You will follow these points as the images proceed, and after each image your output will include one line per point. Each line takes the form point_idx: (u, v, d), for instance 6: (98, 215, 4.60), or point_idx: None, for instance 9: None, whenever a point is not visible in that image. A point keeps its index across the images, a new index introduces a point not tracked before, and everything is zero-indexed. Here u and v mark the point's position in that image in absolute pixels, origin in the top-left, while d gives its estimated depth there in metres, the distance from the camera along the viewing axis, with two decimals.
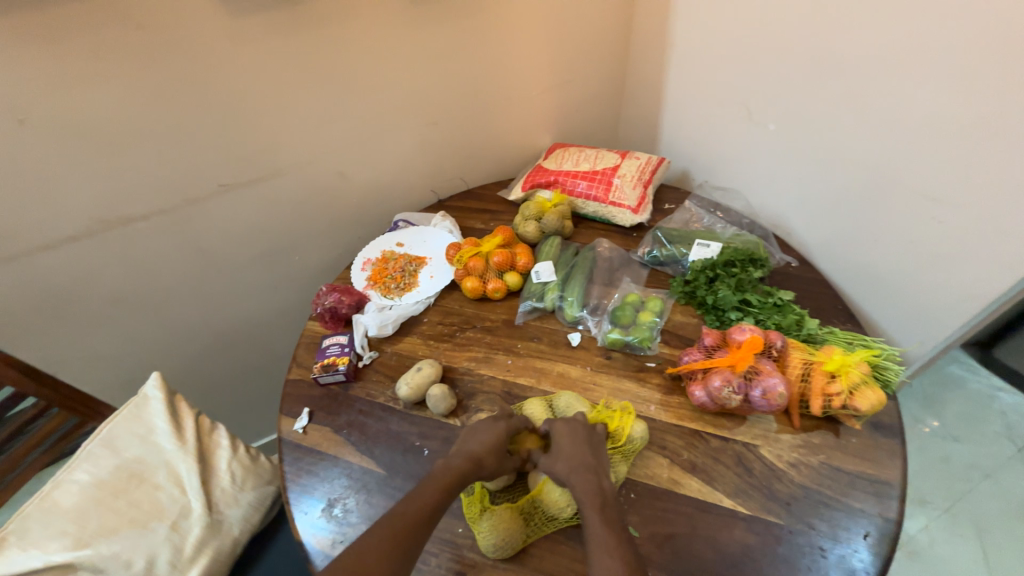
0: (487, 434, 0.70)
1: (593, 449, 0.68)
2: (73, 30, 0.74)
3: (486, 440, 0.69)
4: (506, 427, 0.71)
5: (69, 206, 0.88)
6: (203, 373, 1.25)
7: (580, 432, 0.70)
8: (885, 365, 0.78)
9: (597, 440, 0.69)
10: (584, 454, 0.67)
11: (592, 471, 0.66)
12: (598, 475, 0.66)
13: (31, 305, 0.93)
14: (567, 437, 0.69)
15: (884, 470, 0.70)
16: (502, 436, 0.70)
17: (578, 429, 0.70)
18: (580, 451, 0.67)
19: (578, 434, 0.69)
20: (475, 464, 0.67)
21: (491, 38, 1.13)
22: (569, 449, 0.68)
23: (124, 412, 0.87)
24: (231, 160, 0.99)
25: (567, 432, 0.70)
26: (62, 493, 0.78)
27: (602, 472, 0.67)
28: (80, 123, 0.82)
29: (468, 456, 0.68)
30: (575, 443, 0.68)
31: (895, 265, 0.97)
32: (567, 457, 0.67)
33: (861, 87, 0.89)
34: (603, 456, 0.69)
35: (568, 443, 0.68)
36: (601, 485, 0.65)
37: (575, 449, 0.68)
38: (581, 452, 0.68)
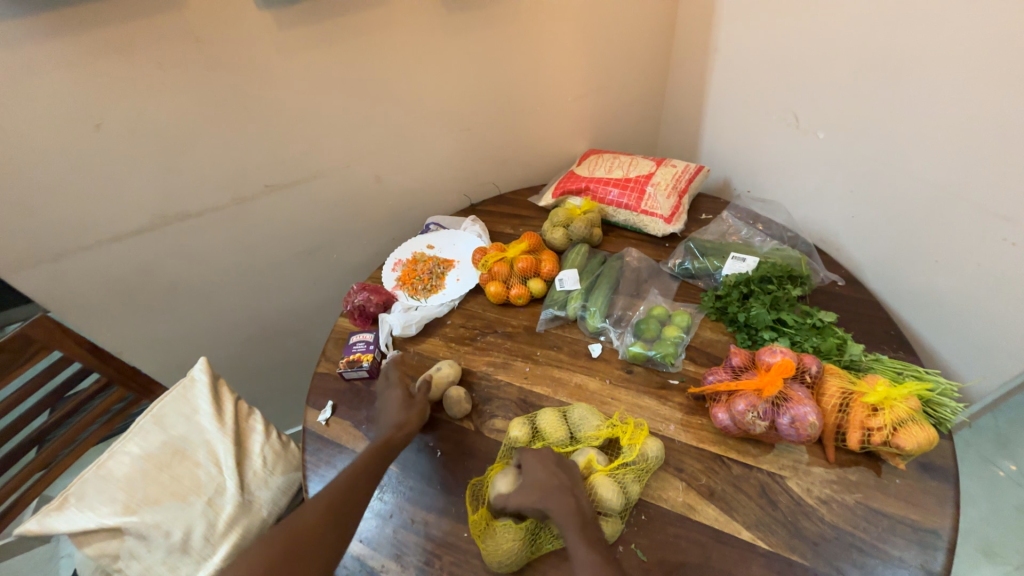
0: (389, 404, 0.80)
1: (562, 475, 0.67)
2: (143, 44, 0.82)
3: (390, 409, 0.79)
4: (394, 390, 0.82)
5: (136, 202, 0.97)
6: (245, 360, 1.34)
7: (550, 458, 0.69)
8: (938, 401, 0.70)
9: (567, 461, 0.69)
10: (558, 479, 0.66)
11: (566, 494, 0.64)
12: (575, 497, 0.64)
13: (100, 290, 1.03)
14: (534, 463, 0.68)
15: (931, 517, 0.63)
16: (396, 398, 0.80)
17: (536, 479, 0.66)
18: (551, 477, 0.66)
19: (551, 463, 0.68)
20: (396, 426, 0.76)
21: (526, 45, 1.14)
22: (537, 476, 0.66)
23: (174, 392, 0.94)
24: (276, 162, 1.05)
25: (535, 458, 0.69)
26: (115, 462, 0.84)
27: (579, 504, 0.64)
28: (147, 126, 0.90)
29: (398, 428, 0.76)
30: (546, 470, 0.67)
31: (960, 290, 0.87)
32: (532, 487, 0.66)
33: (923, 93, 0.81)
34: (576, 474, 0.67)
35: (536, 469, 0.67)
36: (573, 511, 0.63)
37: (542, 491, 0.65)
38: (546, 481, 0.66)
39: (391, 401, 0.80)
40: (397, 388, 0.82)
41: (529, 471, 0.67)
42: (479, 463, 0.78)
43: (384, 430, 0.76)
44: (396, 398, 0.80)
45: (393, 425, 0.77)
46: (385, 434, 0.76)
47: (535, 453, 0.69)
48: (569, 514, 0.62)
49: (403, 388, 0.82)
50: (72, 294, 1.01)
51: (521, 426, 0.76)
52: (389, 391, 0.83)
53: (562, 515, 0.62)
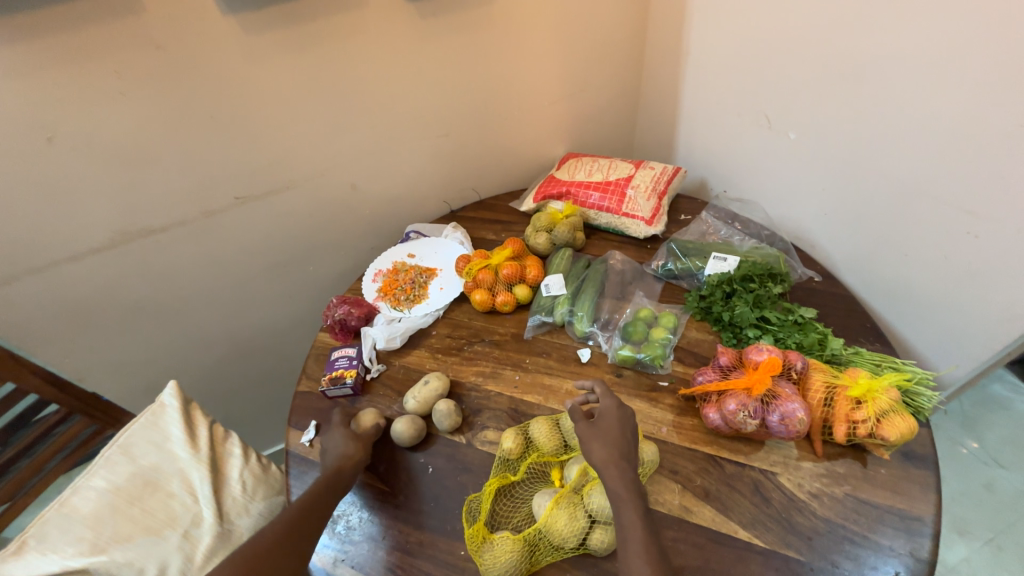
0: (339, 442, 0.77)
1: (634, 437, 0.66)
2: (97, 51, 0.77)
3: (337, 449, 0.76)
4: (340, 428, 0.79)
5: (92, 218, 0.91)
6: (218, 381, 1.27)
7: (626, 416, 0.67)
8: (916, 390, 0.73)
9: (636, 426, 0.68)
10: (626, 440, 0.65)
11: (628, 457, 0.63)
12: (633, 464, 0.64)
13: (56, 314, 0.96)
14: (612, 417, 0.67)
15: (916, 505, 0.65)
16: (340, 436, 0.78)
17: (613, 433, 0.65)
18: (622, 435, 0.65)
19: (625, 422, 0.67)
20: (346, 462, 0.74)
21: (502, 49, 1.13)
22: (613, 433, 0.65)
23: (142, 420, 0.88)
24: (247, 173, 1.00)
25: (615, 413, 0.67)
26: (79, 499, 0.78)
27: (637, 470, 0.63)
28: (103, 139, 0.85)
29: (346, 458, 0.75)
30: (619, 427, 0.66)
31: (927, 282, 0.91)
32: (607, 441, 0.64)
33: (887, 93, 0.85)
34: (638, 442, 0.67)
35: (613, 424, 0.66)
36: (633, 474, 0.62)
37: (615, 443, 0.64)
38: (622, 438, 0.65)
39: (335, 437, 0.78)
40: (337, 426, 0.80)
41: (604, 425, 0.66)
42: (472, 477, 0.76)
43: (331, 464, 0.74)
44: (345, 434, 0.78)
45: (340, 456, 0.75)
46: (332, 466, 0.73)
47: (619, 408, 0.68)
48: (626, 476, 0.62)
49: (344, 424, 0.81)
50: (25, 320, 0.94)
51: (512, 437, 0.75)
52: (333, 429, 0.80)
53: (618, 477, 0.61)
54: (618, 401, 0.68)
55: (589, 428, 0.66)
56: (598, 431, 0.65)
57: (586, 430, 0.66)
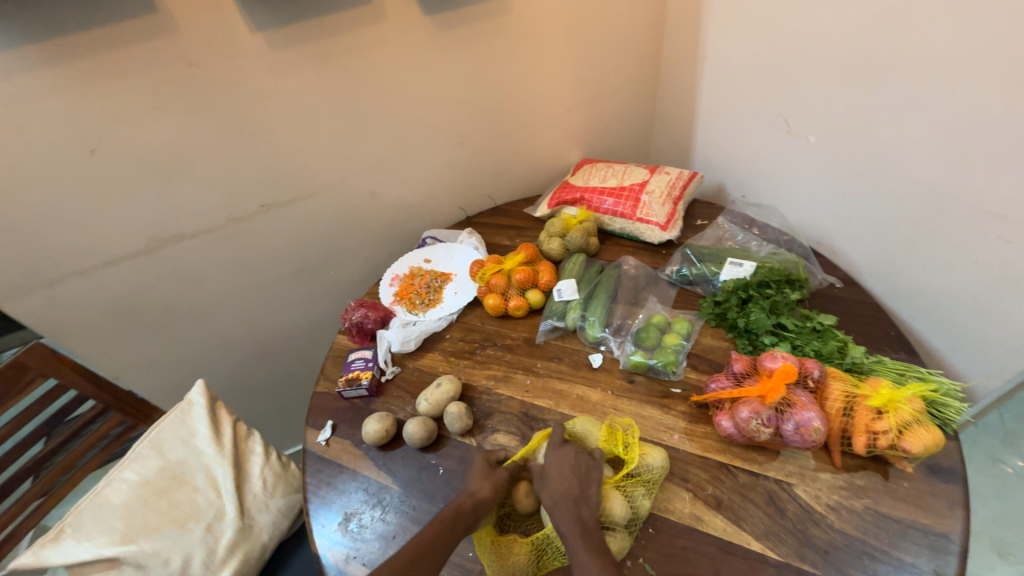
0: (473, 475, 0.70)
1: (580, 475, 0.66)
2: (138, 70, 0.83)
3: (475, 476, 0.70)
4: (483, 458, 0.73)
5: (129, 225, 0.96)
6: (243, 381, 1.32)
7: (572, 461, 0.68)
8: (943, 401, 0.70)
9: (588, 467, 0.67)
10: (567, 482, 0.66)
11: (575, 502, 0.64)
12: (585, 506, 0.64)
13: (96, 314, 1.02)
14: (554, 464, 0.68)
15: (942, 520, 0.63)
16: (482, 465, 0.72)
17: (554, 472, 0.67)
18: (565, 480, 0.66)
19: (573, 465, 0.68)
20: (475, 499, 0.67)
21: (517, 57, 1.15)
22: (553, 477, 0.66)
23: (171, 416, 0.92)
24: (272, 181, 1.05)
25: (553, 457, 0.69)
26: (112, 491, 0.82)
27: (586, 503, 0.64)
28: (140, 150, 0.90)
29: (471, 496, 0.68)
30: (566, 471, 0.67)
31: (956, 289, 0.88)
32: (550, 487, 0.66)
33: (911, 95, 0.83)
34: (594, 483, 0.66)
35: (552, 469, 0.67)
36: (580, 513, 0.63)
37: (559, 483, 0.66)
38: (563, 479, 0.66)
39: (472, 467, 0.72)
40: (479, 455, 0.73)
41: (548, 472, 0.67)
42: None
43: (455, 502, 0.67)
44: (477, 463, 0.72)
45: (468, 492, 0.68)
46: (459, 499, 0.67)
47: (556, 450, 0.69)
48: (572, 520, 0.62)
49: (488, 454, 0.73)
50: (68, 320, 1.00)
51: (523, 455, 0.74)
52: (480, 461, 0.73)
53: (563, 518, 0.63)
54: (555, 444, 0.70)
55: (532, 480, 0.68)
56: (541, 480, 0.67)
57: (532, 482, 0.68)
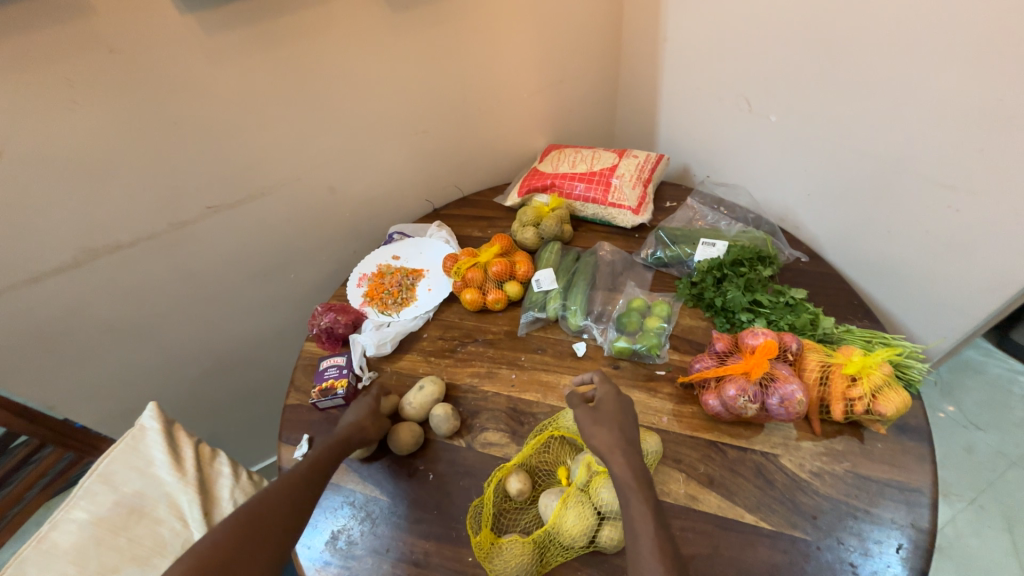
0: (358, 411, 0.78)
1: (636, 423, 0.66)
2: (45, 57, 0.72)
3: (360, 411, 0.78)
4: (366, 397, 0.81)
5: (51, 236, 0.85)
6: (200, 399, 1.22)
7: (628, 404, 0.68)
8: (907, 363, 0.74)
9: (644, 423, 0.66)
10: (629, 428, 0.64)
11: (632, 442, 0.63)
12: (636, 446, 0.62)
13: (19, 340, 0.90)
14: (612, 404, 0.67)
15: (914, 476, 0.67)
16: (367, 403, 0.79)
17: (621, 412, 0.66)
18: (621, 418, 0.65)
19: (627, 409, 0.67)
20: (360, 428, 0.75)
21: (478, 40, 1.10)
22: (616, 417, 0.65)
23: (121, 445, 0.84)
24: (218, 180, 0.96)
25: (615, 399, 0.68)
26: (60, 534, 0.75)
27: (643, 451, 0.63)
28: (55, 151, 0.79)
29: (356, 427, 0.75)
30: (620, 411, 0.66)
31: (910, 257, 0.93)
32: (612, 426, 0.64)
33: (864, 73, 0.86)
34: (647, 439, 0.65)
35: (613, 409, 0.66)
36: (638, 457, 0.61)
37: (621, 423, 0.64)
38: (623, 421, 0.65)
39: (360, 405, 0.79)
40: (371, 397, 0.80)
41: (605, 410, 0.66)
42: (476, 481, 0.74)
43: (344, 428, 0.75)
44: (365, 404, 0.79)
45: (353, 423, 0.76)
46: (344, 431, 0.74)
47: (617, 395, 0.68)
48: (633, 461, 0.60)
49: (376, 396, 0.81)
50: None
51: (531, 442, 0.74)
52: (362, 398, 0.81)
53: (623, 462, 0.60)
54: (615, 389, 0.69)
55: (590, 414, 0.66)
56: (598, 416, 0.65)
57: (585, 415, 0.66)
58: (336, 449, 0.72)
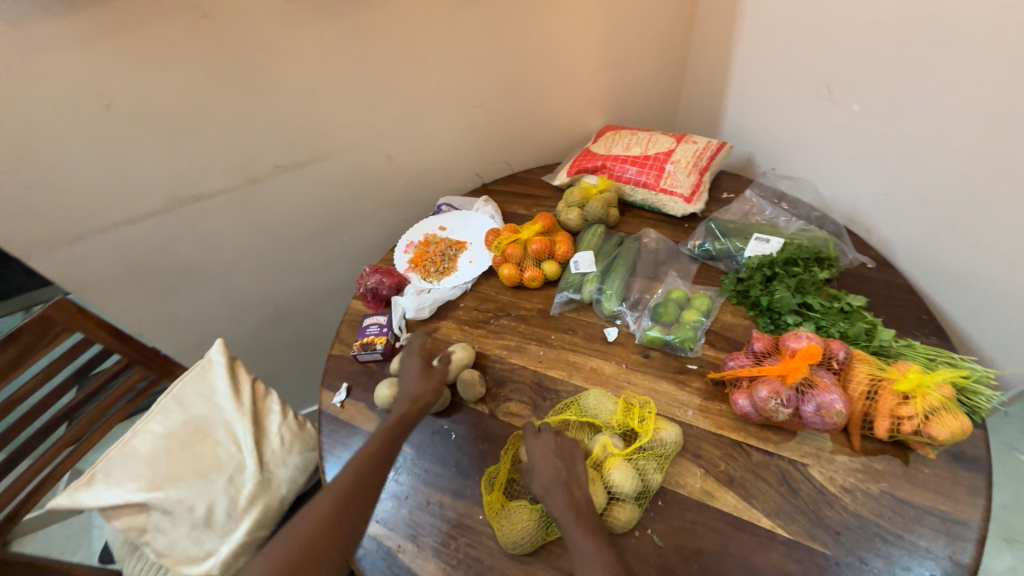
0: (414, 379, 0.78)
1: (564, 456, 0.67)
2: (147, 21, 0.80)
3: (412, 378, 0.78)
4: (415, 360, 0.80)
5: (147, 184, 0.96)
6: (260, 342, 1.35)
7: (550, 442, 0.68)
8: (974, 388, 0.67)
9: (572, 452, 0.67)
10: (556, 469, 0.65)
11: (565, 483, 0.64)
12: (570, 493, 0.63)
13: (117, 273, 1.04)
14: (533, 451, 0.68)
15: (961, 508, 0.61)
16: (419, 372, 0.79)
17: (547, 454, 0.67)
18: (547, 466, 0.65)
19: (548, 449, 0.68)
20: (415, 400, 0.76)
21: (541, 13, 1.08)
22: (541, 463, 0.66)
23: (192, 373, 0.95)
24: (286, 142, 1.03)
25: (534, 443, 0.69)
26: (139, 441, 0.86)
27: (576, 484, 0.64)
28: (152, 106, 0.88)
29: (413, 400, 0.76)
30: (543, 455, 0.67)
31: (999, 274, 0.83)
32: (538, 475, 0.65)
33: (972, 60, 0.75)
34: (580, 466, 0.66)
35: (536, 454, 0.67)
36: (572, 496, 0.62)
37: (547, 467, 0.65)
38: (550, 464, 0.66)
39: (410, 368, 0.80)
40: (417, 354, 0.81)
41: (531, 460, 0.67)
42: (494, 446, 0.78)
43: (401, 403, 0.76)
44: (412, 368, 0.80)
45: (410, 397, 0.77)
46: (402, 407, 0.75)
47: (535, 438, 0.69)
48: (564, 503, 0.62)
49: (422, 356, 0.81)
50: (91, 278, 1.02)
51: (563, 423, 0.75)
52: (409, 358, 0.81)
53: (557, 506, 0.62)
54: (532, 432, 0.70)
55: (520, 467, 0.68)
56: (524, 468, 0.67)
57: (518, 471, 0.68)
58: (384, 442, 0.71)
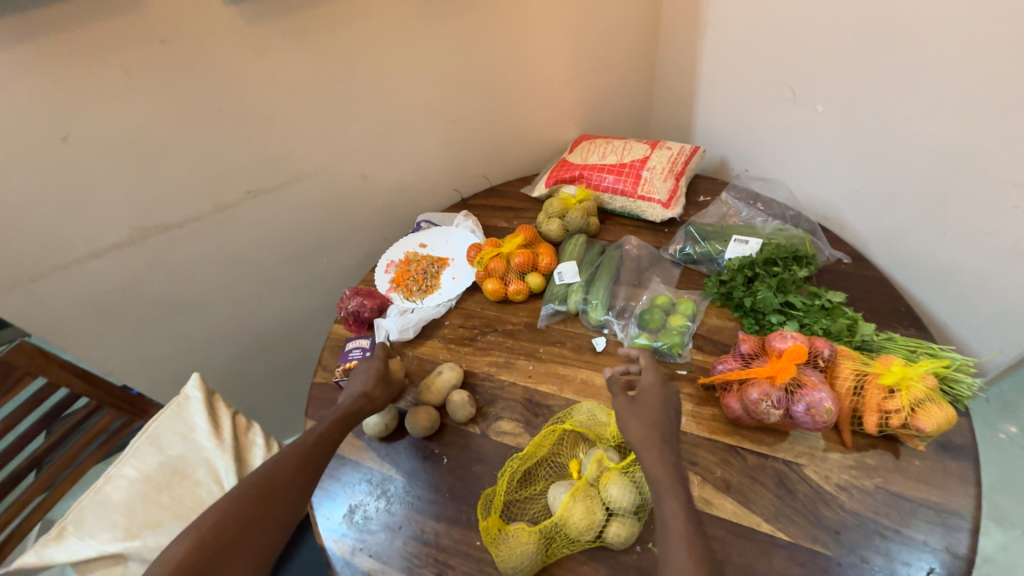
0: (364, 376, 0.80)
1: (672, 419, 0.64)
2: (103, 48, 0.77)
3: (368, 377, 0.79)
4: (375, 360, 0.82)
5: (109, 216, 0.92)
6: (239, 372, 1.30)
7: (668, 400, 0.65)
8: (955, 377, 0.68)
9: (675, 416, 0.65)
10: (664, 422, 0.63)
11: (666, 441, 0.61)
12: (672, 447, 0.61)
13: (81, 310, 0.99)
14: (651, 396, 0.65)
15: (953, 498, 0.62)
16: (374, 372, 0.80)
17: (666, 409, 0.64)
18: (661, 414, 0.63)
19: (666, 403, 0.65)
20: (368, 398, 0.77)
21: (510, 28, 1.09)
22: (653, 411, 0.63)
23: (168, 410, 0.90)
24: (256, 166, 1.00)
25: (655, 390, 0.66)
26: (112, 488, 0.81)
27: (676, 447, 0.61)
28: (113, 136, 0.85)
29: (366, 397, 0.77)
30: (659, 409, 0.64)
31: (967, 262, 0.86)
32: (646, 420, 0.62)
33: (926, 57, 0.78)
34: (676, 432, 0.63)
35: (651, 402, 0.65)
36: (672, 459, 0.59)
37: (658, 417, 0.63)
38: (663, 419, 0.63)
39: (369, 368, 0.81)
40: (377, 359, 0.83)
41: (645, 403, 0.65)
42: (488, 468, 0.76)
43: (352, 399, 0.76)
44: (370, 370, 0.81)
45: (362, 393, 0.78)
46: (353, 402, 0.76)
47: (659, 386, 0.66)
48: (664, 462, 0.58)
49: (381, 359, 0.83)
50: (52, 318, 0.96)
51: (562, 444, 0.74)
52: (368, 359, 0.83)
53: (655, 460, 0.59)
54: (658, 380, 0.67)
55: (628, 405, 0.65)
56: (636, 408, 0.64)
57: (623, 409, 0.65)
58: (338, 426, 0.73)
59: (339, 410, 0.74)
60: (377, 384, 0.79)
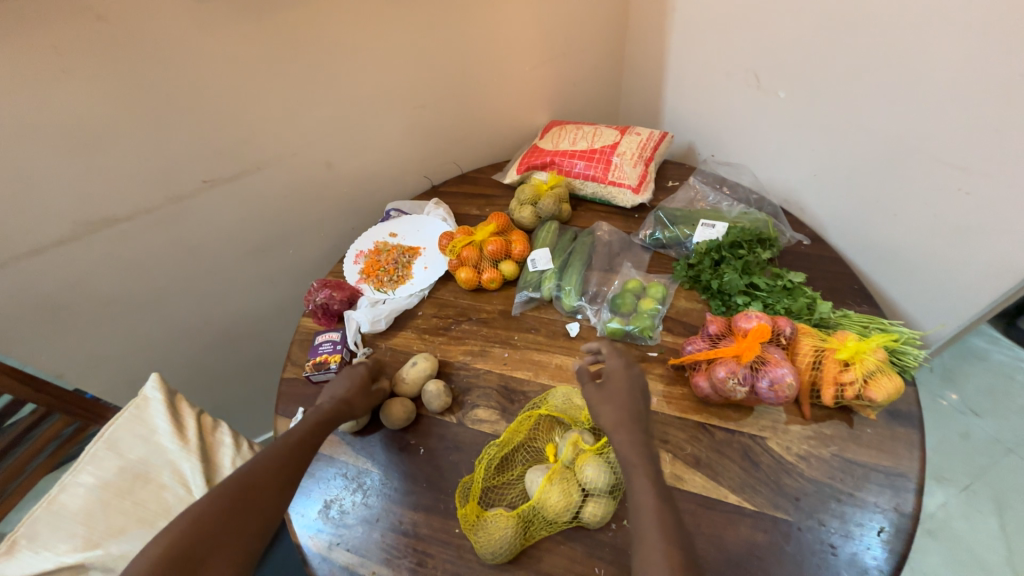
0: (344, 382, 0.78)
1: (642, 401, 0.66)
2: (30, 24, 0.70)
3: (347, 384, 0.78)
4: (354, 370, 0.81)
5: (48, 209, 0.85)
6: (203, 370, 1.25)
7: (635, 382, 0.67)
8: (903, 349, 0.73)
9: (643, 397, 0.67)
10: (634, 404, 0.64)
11: (637, 422, 0.62)
12: (643, 428, 0.63)
13: (21, 312, 0.92)
14: (620, 379, 0.67)
15: (900, 461, 0.67)
16: (354, 380, 0.79)
17: (635, 392, 0.66)
18: (631, 398, 0.65)
19: (634, 385, 0.67)
20: (348, 404, 0.75)
21: (477, 9, 1.06)
22: (623, 395, 0.65)
23: (126, 413, 0.86)
24: (211, 154, 0.95)
25: (623, 373, 0.68)
26: (68, 496, 0.77)
27: (647, 427, 0.63)
28: (47, 122, 0.78)
29: (346, 402, 0.75)
30: (628, 392, 0.66)
31: (914, 241, 0.91)
32: (618, 404, 0.64)
33: (879, 46, 0.82)
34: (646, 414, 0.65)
35: (622, 385, 0.66)
36: (643, 439, 0.61)
37: (628, 400, 0.65)
38: (632, 401, 0.64)
39: (352, 373, 0.80)
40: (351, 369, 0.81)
41: (614, 388, 0.66)
42: (465, 456, 0.76)
43: (332, 403, 0.74)
44: (352, 377, 0.79)
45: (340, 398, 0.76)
46: (332, 405, 0.74)
47: (626, 369, 0.68)
48: (637, 443, 0.60)
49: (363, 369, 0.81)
50: None
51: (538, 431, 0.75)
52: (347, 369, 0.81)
53: (628, 442, 0.60)
54: (625, 363, 0.69)
55: (599, 391, 0.66)
56: (606, 393, 0.66)
57: (595, 395, 0.66)
58: (313, 427, 0.71)
59: (318, 416, 0.73)
60: (356, 391, 0.77)
